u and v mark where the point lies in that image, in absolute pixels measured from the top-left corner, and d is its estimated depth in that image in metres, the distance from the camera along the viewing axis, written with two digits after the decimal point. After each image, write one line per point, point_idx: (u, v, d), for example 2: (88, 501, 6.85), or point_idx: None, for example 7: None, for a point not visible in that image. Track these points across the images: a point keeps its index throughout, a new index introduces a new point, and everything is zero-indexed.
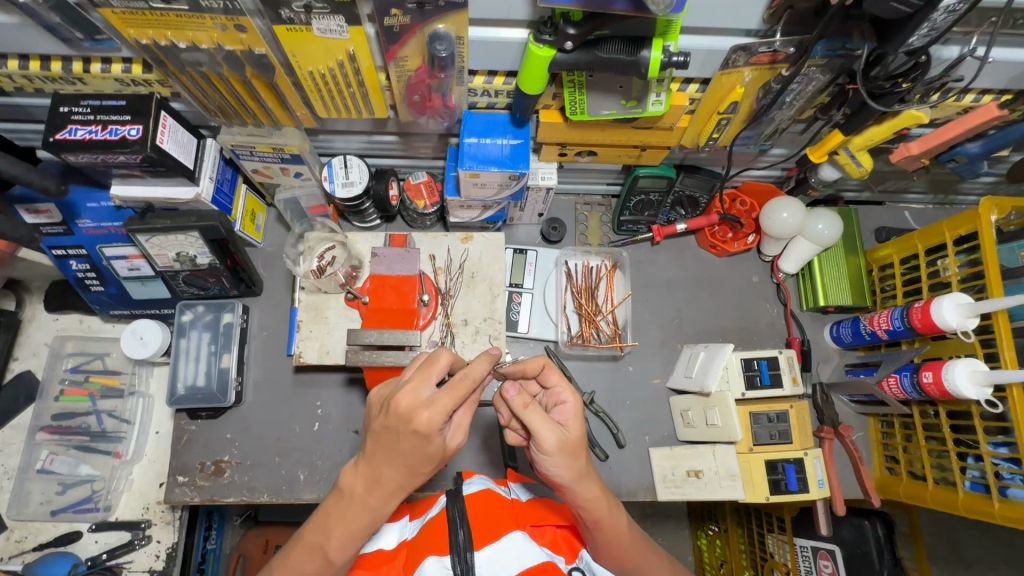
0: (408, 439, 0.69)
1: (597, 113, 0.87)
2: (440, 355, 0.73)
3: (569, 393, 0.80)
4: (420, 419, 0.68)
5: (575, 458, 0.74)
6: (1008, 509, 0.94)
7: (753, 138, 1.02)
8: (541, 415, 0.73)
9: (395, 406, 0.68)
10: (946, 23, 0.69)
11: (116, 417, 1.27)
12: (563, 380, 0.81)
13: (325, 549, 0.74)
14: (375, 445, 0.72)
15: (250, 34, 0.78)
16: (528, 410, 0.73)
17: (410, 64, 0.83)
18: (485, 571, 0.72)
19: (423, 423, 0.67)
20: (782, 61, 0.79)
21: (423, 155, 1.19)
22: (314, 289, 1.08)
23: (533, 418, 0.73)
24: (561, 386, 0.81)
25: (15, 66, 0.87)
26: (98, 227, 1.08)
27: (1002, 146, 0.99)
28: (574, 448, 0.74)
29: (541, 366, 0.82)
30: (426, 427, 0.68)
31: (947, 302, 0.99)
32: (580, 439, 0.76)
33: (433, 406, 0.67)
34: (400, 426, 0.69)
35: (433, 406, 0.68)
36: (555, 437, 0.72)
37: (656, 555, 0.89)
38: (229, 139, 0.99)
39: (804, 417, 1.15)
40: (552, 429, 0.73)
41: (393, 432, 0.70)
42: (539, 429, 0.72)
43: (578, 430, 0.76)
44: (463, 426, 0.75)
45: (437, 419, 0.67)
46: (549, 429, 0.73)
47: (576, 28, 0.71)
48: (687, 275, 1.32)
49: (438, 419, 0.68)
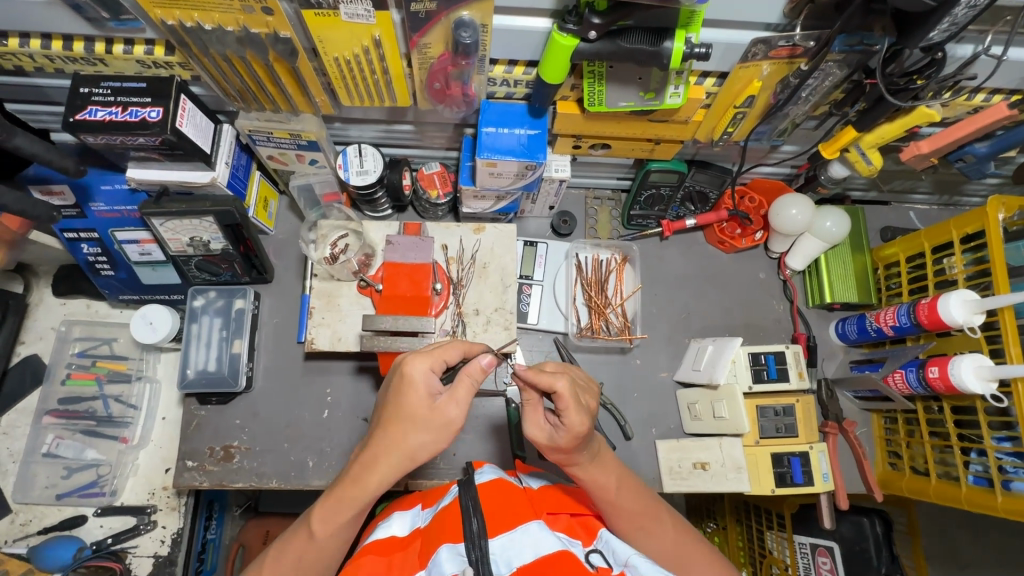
0: (396, 388, 0.76)
1: (614, 104, 0.87)
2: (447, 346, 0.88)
3: (571, 419, 0.77)
4: (408, 364, 0.76)
5: (558, 455, 0.81)
6: (1011, 501, 0.97)
7: (765, 133, 1.03)
8: (531, 412, 0.83)
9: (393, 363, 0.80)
10: (965, 19, 0.71)
11: (122, 402, 1.27)
12: (570, 407, 0.77)
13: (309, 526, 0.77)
14: (378, 415, 0.81)
15: (276, 17, 0.78)
16: (526, 403, 0.84)
17: (433, 51, 0.84)
18: (501, 558, 0.70)
19: (406, 371, 0.75)
20: (802, 55, 0.80)
21: (437, 145, 1.20)
22: (327, 277, 1.08)
23: (527, 412, 0.84)
24: (566, 410, 0.77)
25: (38, 46, 0.87)
26: (111, 211, 1.08)
27: (1010, 146, 1.01)
28: (558, 451, 0.81)
29: (551, 387, 0.78)
30: (408, 374, 0.75)
31: (954, 298, 1.00)
32: (565, 449, 0.79)
33: (418, 356, 0.77)
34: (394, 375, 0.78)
35: (418, 356, 0.77)
36: (532, 435, 0.82)
37: (662, 526, 0.86)
38: (247, 124, 1.00)
39: (810, 411, 1.17)
40: (537, 428, 0.82)
41: (388, 392, 0.79)
42: (527, 423, 0.83)
43: (564, 444, 0.79)
44: (457, 399, 0.76)
45: (418, 366, 0.76)
46: (533, 427, 0.82)
47: (601, 18, 0.71)
48: (694, 270, 1.34)
49: (421, 369, 0.75)
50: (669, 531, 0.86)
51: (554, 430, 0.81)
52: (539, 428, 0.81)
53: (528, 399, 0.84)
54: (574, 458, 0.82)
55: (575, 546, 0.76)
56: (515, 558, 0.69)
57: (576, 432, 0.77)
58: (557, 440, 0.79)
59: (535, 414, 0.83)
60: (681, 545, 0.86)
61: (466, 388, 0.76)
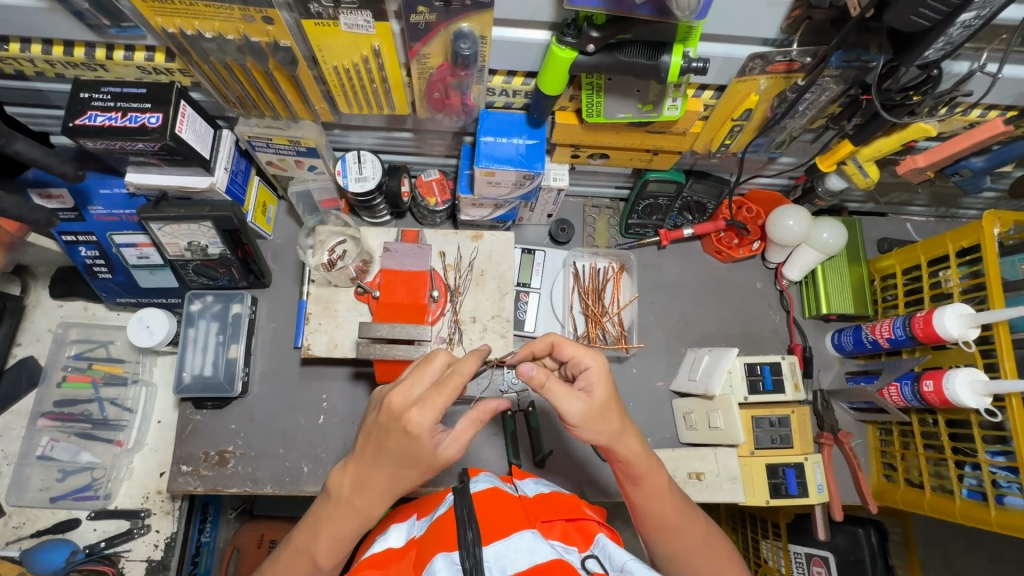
0: (398, 438, 0.71)
1: (613, 116, 0.88)
2: (437, 355, 0.76)
3: (589, 359, 0.82)
4: (411, 417, 0.70)
5: (609, 418, 0.81)
6: (1005, 516, 0.97)
7: (763, 145, 1.04)
8: (559, 389, 0.79)
9: (387, 402, 0.72)
10: (960, 39, 0.72)
11: (118, 406, 1.26)
12: (579, 349, 0.83)
13: (312, 553, 0.78)
14: (368, 440, 0.75)
15: (277, 27, 0.79)
16: (549, 384, 0.78)
17: (432, 61, 0.84)
18: (496, 566, 0.70)
19: (412, 420, 0.69)
20: (798, 70, 0.81)
21: (436, 152, 1.20)
22: (324, 282, 1.09)
23: (557, 389, 0.79)
24: (577, 355, 0.83)
25: (38, 51, 0.87)
26: (110, 214, 1.08)
27: (1006, 161, 1.02)
28: (603, 408, 0.81)
29: (548, 344, 0.85)
30: (415, 425, 0.69)
31: (949, 311, 1.01)
32: (608, 400, 0.81)
33: (423, 404, 0.70)
34: (392, 422, 0.71)
35: (423, 404, 0.70)
36: (577, 409, 0.79)
37: (695, 520, 0.88)
38: (247, 130, 1.00)
39: (806, 423, 1.18)
40: (575, 400, 0.79)
41: (383, 430, 0.73)
42: (561, 401, 0.79)
43: (603, 393, 0.81)
44: (461, 439, 0.76)
45: (425, 418, 0.69)
46: (571, 400, 0.79)
47: (599, 32, 0.72)
48: (691, 279, 1.34)
49: (428, 418, 0.70)
50: (700, 524, 0.88)
51: (586, 393, 0.81)
52: (576, 396, 0.80)
53: (546, 378, 0.78)
54: (620, 419, 0.83)
55: (570, 554, 0.76)
56: (509, 565, 0.69)
57: (603, 372, 0.82)
58: (598, 395, 0.81)
59: (562, 385, 0.80)
60: (711, 538, 0.89)
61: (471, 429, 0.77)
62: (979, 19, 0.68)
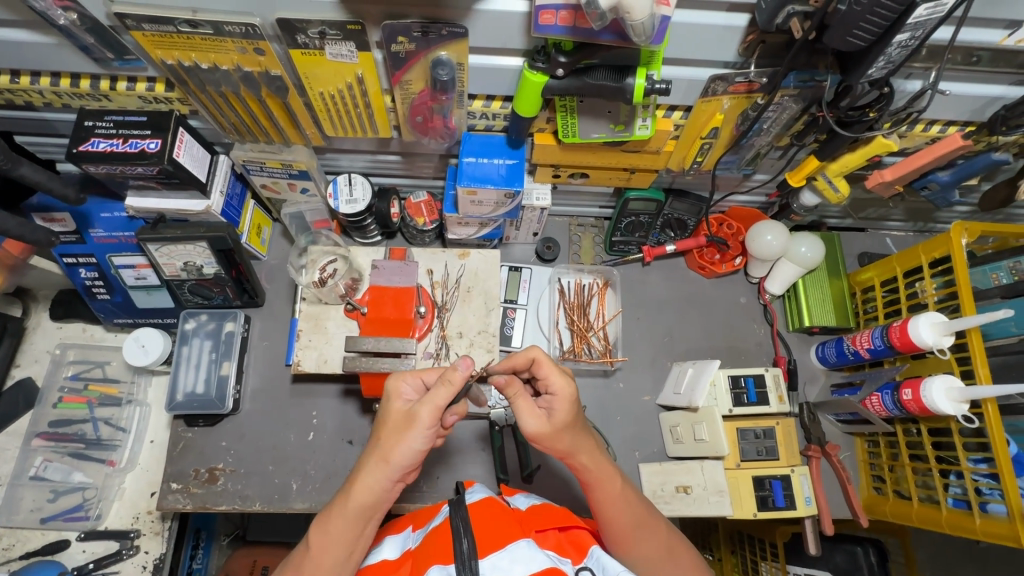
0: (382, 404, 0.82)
1: (587, 136, 0.93)
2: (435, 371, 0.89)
3: (558, 384, 0.83)
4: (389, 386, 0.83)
5: (563, 440, 0.82)
6: (989, 524, 0.97)
7: (734, 163, 1.09)
8: (524, 403, 0.82)
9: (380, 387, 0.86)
10: (900, 57, 0.76)
11: (112, 425, 1.29)
12: (553, 372, 0.83)
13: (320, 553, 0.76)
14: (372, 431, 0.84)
15: (267, 57, 0.85)
16: (515, 398, 0.83)
17: (414, 87, 0.90)
18: None
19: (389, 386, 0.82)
20: (758, 90, 0.86)
21: (425, 175, 1.26)
22: (315, 300, 1.12)
23: (519, 405, 0.83)
24: (550, 377, 0.83)
25: (47, 83, 0.94)
26: (109, 237, 1.13)
27: (971, 175, 1.06)
28: (559, 433, 0.82)
29: (530, 359, 0.85)
30: (389, 388, 0.82)
31: (923, 321, 1.03)
32: (568, 423, 0.82)
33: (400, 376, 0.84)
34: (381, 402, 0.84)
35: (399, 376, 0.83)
36: (533, 426, 0.81)
37: (658, 535, 0.88)
38: (242, 154, 1.06)
39: (790, 435, 1.20)
40: (533, 417, 0.82)
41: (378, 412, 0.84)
42: (521, 416, 0.82)
43: (565, 417, 0.82)
44: (436, 405, 0.76)
45: (397, 380, 0.82)
46: (530, 418, 0.81)
47: (566, 57, 0.77)
48: (676, 294, 1.37)
49: (401, 383, 0.82)
50: (663, 533, 0.89)
51: (549, 412, 0.83)
52: (538, 414, 0.82)
53: (516, 391, 0.83)
54: (579, 440, 0.83)
55: (565, 564, 0.77)
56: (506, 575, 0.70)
57: (568, 396, 0.83)
58: (557, 417, 0.82)
59: (527, 403, 0.82)
60: (673, 548, 0.89)
61: (445, 394, 0.77)
62: (915, 39, 0.72)
